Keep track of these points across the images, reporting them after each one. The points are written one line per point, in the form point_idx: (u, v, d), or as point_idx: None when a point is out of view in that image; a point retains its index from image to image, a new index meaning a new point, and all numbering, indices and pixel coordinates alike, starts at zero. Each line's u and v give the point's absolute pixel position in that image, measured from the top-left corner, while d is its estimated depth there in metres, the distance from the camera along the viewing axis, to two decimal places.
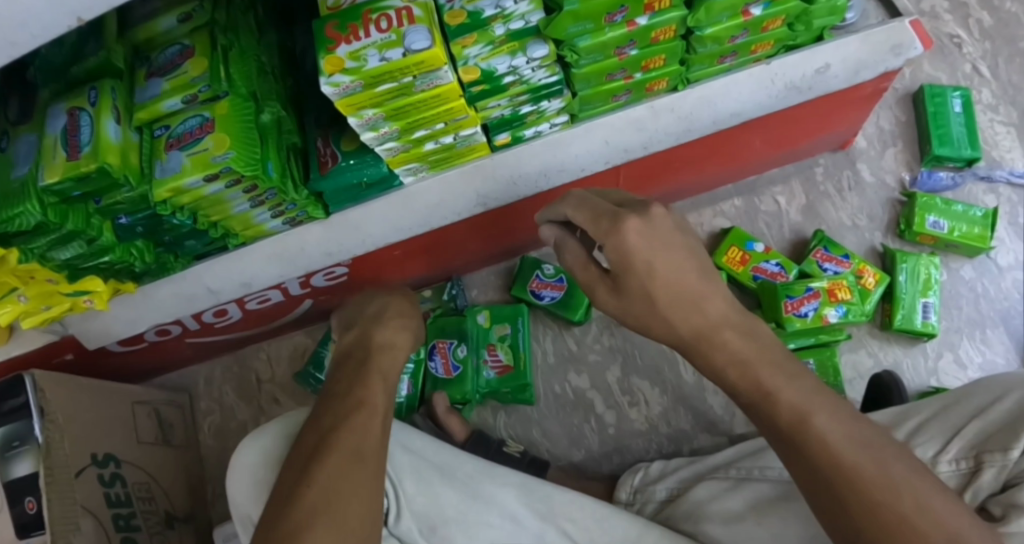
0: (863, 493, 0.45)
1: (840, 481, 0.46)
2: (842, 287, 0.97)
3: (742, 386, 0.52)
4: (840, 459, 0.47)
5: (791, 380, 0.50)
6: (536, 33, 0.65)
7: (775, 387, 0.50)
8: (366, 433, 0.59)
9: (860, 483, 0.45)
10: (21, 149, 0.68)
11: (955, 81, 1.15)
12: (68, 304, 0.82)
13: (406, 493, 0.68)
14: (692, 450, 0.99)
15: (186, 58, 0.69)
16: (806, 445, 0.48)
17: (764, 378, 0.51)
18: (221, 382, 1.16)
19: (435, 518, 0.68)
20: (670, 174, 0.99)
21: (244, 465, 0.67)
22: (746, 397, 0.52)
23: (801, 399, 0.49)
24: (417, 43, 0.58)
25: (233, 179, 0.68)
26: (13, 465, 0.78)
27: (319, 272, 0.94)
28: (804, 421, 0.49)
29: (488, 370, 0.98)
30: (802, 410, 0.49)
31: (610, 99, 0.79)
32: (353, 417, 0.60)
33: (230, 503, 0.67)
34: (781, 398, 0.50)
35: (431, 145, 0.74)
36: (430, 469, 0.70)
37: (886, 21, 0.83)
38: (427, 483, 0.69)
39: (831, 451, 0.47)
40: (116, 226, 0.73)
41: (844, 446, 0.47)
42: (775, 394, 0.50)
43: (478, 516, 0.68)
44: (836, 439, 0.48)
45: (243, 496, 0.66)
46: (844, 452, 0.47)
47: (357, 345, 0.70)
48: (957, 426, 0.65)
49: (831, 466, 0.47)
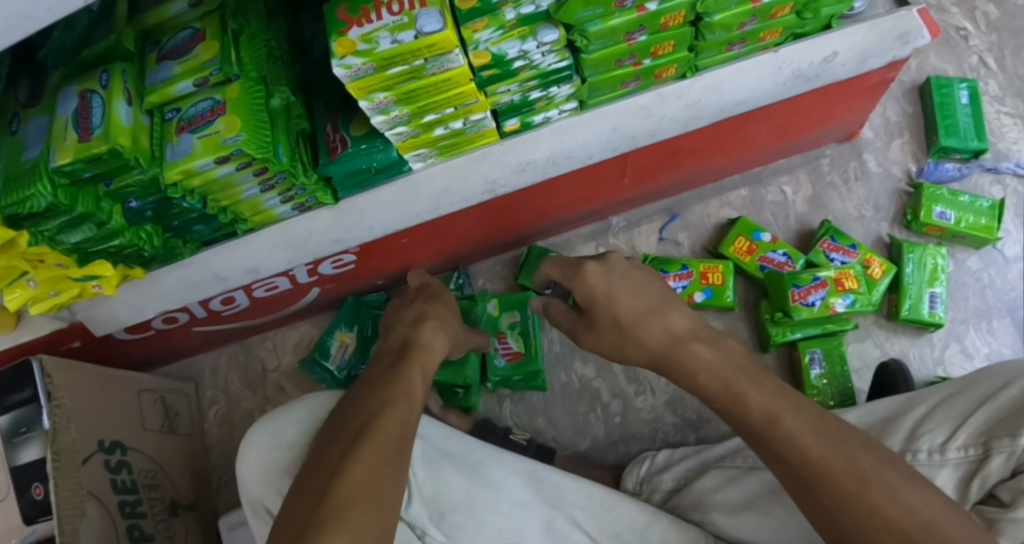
0: (834, 483, 0.48)
1: (814, 472, 0.49)
2: (849, 277, 0.96)
3: (716, 389, 0.57)
4: (811, 453, 0.50)
5: (757, 384, 0.56)
6: (546, 18, 0.66)
7: (742, 389, 0.56)
8: (406, 419, 0.60)
9: (831, 474, 0.48)
10: (31, 132, 0.68)
11: (961, 73, 1.16)
12: (76, 289, 0.82)
13: (417, 478, 0.68)
14: (699, 440, 0.99)
15: (197, 41, 0.69)
16: (778, 443, 0.52)
17: (733, 383, 0.56)
18: (226, 371, 1.16)
19: (444, 504, 0.68)
20: (677, 164, 0.99)
21: (255, 448, 0.68)
22: (720, 402, 0.57)
23: (769, 400, 0.54)
24: (429, 26, 0.59)
25: (244, 162, 0.68)
26: (22, 450, 0.80)
27: (326, 260, 0.95)
28: (774, 421, 0.53)
29: (499, 357, 0.98)
30: (772, 411, 0.53)
31: (618, 86, 0.79)
32: (394, 401, 0.60)
33: (242, 487, 0.68)
34: (749, 401, 0.55)
35: (441, 130, 0.74)
36: (440, 455, 0.70)
37: (893, 10, 0.83)
38: (437, 469, 0.69)
39: (802, 446, 0.50)
40: (125, 210, 0.74)
41: (814, 439, 0.50)
42: (743, 396, 0.55)
43: (488, 502, 0.68)
44: (806, 434, 0.51)
45: (254, 478, 0.67)
46: (813, 446, 0.50)
47: (398, 343, 0.71)
48: (966, 412, 0.65)
49: (804, 461, 0.50)
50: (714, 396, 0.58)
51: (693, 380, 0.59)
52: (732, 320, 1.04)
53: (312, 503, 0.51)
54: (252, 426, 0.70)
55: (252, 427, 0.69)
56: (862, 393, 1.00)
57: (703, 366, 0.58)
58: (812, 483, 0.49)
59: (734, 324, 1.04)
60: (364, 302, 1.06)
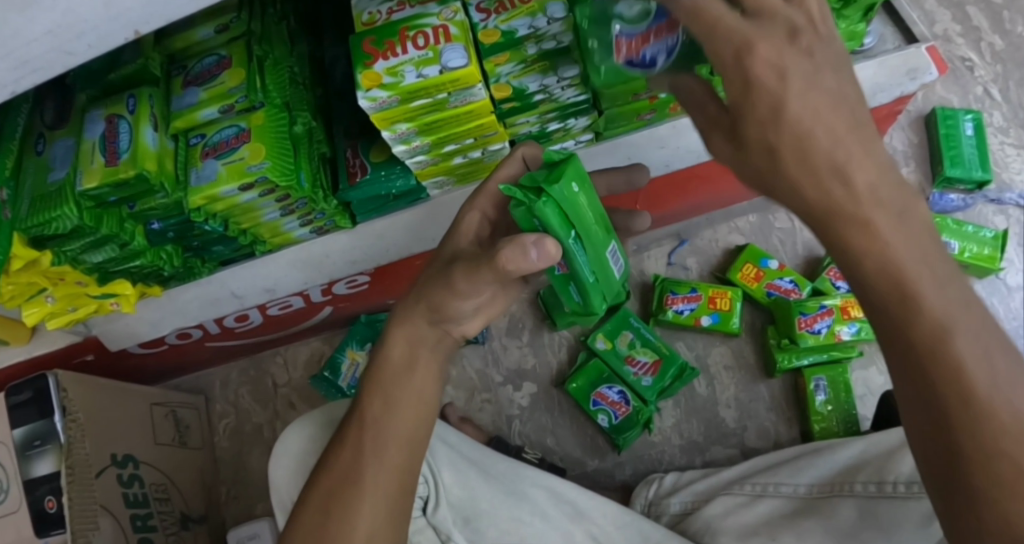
0: (989, 486, 0.28)
1: (973, 459, 0.29)
2: (854, 304, 0.98)
3: (875, 282, 0.30)
4: (983, 413, 0.29)
5: (941, 281, 0.29)
6: (567, 53, 0.67)
7: (918, 285, 0.29)
8: (360, 453, 0.52)
9: (989, 462, 0.29)
10: (57, 153, 0.68)
11: (966, 104, 1.18)
12: (94, 306, 0.83)
13: (444, 482, 0.69)
14: (705, 462, 1.00)
15: (223, 68, 0.71)
16: (949, 403, 0.29)
17: (902, 261, 0.29)
18: (237, 384, 1.17)
19: (469, 510, 0.69)
20: (688, 191, 1.01)
21: (288, 450, 0.68)
22: (866, 292, 0.31)
23: (948, 301, 0.29)
24: (454, 61, 0.61)
25: (268, 189, 0.70)
26: (36, 463, 0.80)
27: (342, 281, 0.96)
28: (943, 349, 0.29)
29: (643, 378, 0.97)
30: (950, 331, 0.29)
31: (634, 118, 0.81)
32: (346, 436, 0.53)
33: (270, 486, 0.68)
34: (923, 304, 0.29)
35: (459, 159, 0.76)
36: (465, 462, 0.71)
37: (902, 46, 0.84)
38: (464, 476, 0.70)
39: (973, 404, 0.29)
40: (147, 231, 0.75)
41: (992, 401, 0.29)
42: (916, 299, 0.29)
43: (511, 512, 0.69)
44: (982, 383, 0.29)
45: (285, 477, 0.68)
46: (995, 412, 0.29)
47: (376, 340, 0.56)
48: None
49: (966, 436, 0.29)
50: (860, 288, 0.31)
51: (841, 248, 0.31)
52: (739, 344, 1.05)
53: None
54: (289, 425, 0.70)
55: (290, 425, 0.69)
56: (867, 419, 1.01)
57: (886, 221, 0.29)
58: (964, 480, 0.29)
59: (741, 348, 1.05)
60: (376, 318, 1.07)
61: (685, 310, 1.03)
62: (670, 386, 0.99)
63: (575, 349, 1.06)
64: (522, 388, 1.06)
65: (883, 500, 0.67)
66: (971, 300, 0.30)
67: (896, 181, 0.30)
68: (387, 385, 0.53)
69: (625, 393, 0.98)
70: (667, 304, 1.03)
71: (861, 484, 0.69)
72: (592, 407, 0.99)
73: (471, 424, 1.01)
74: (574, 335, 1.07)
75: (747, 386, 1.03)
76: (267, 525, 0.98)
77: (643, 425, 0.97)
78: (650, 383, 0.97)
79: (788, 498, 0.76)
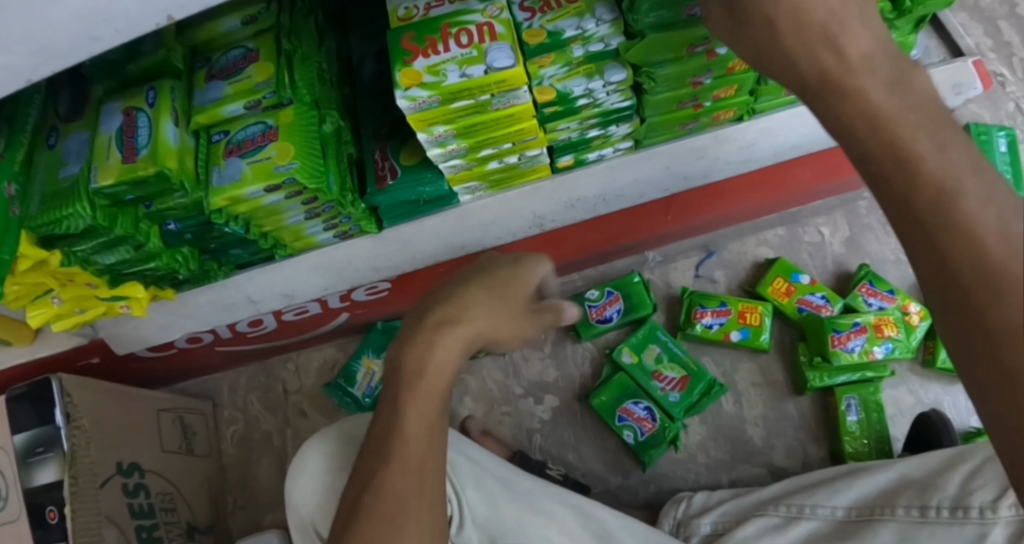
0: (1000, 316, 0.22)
1: None
2: (887, 323, 0.95)
3: (872, 152, 0.26)
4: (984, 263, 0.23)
5: (944, 144, 0.25)
6: (615, 57, 0.64)
7: (918, 149, 0.25)
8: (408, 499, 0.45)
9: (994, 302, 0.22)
10: (71, 147, 0.65)
11: (998, 120, 1.16)
12: (103, 307, 0.78)
13: (468, 501, 0.66)
14: (732, 481, 0.97)
15: (250, 62, 0.67)
16: None
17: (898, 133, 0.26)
18: (246, 390, 1.13)
19: (494, 529, 0.66)
20: (606, 231, 0.97)
21: (308, 469, 0.64)
22: (871, 167, 0.26)
23: (959, 166, 0.24)
24: (500, 62, 0.57)
25: (294, 191, 0.66)
26: (38, 471, 0.75)
27: (361, 288, 0.93)
28: (950, 212, 0.24)
29: (670, 394, 0.95)
30: (954, 189, 0.24)
31: (677, 126, 0.77)
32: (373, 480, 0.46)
33: (288, 507, 0.64)
34: (921, 165, 0.25)
35: (495, 164, 0.72)
36: (493, 480, 0.67)
37: (948, 60, 0.82)
38: (489, 493, 0.66)
39: (990, 276, 0.23)
40: (163, 231, 0.71)
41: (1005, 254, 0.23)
42: (915, 163, 0.25)
43: (539, 531, 0.66)
44: (1000, 251, 0.23)
45: (307, 500, 0.63)
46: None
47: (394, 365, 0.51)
48: None
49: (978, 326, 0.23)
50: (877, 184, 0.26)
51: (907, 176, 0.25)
52: (768, 361, 1.02)
53: None
54: (304, 444, 0.66)
55: (308, 442, 0.66)
56: (898, 440, 0.98)
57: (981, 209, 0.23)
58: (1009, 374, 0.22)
59: (770, 365, 1.02)
60: (392, 326, 1.02)
61: (713, 324, 1.00)
62: (698, 403, 0.96)
63: (599, 362, 1.03)
64: (543, 401, 1.03)
65: (925, 527, 0.64)
66: (983, 168, 0.24)
67: (909, 91, 0.27)
68: (422, 414, 0.48)
69: (651, 409, 0.94)
70: (696, 318, 1.00)
71: (902, 508, 0.66)
72: (618, 423, 0.95)
73: (491, 438, 0.98)
74: (598, 348, 1.04)
75: (775, 404, 1.00)
76: (276, 537, 0.94)
77: (669, 443, 0.94)
78: (678, 399, 0.94)
79: (824, 521, 0.72)
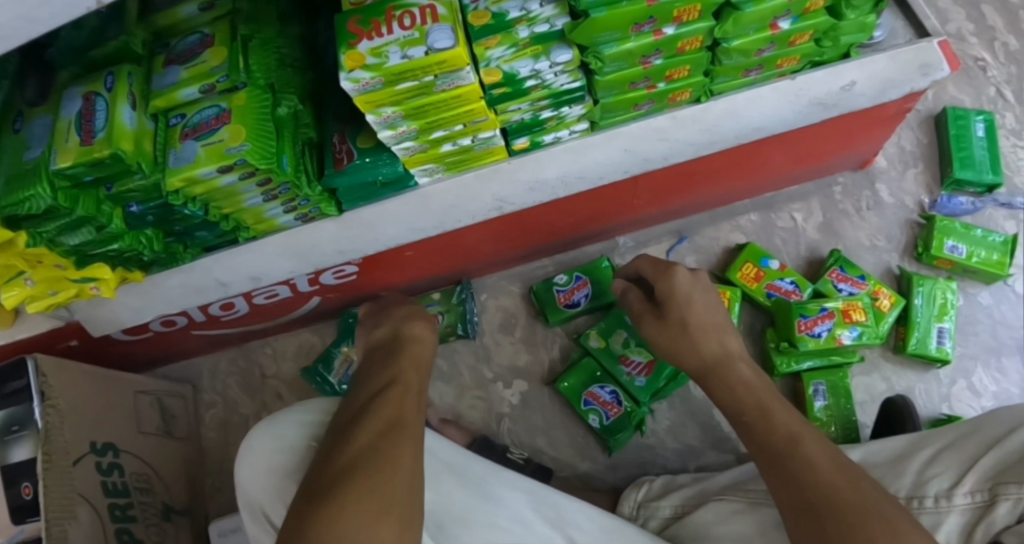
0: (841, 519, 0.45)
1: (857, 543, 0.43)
2: (856, 308, 0.94)
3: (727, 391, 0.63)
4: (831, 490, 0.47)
5: (788, 411, 0.58)
6: (561, 38, 0.64)
7: (773, 409, 0.58)
8: (407, 406, 0.57)
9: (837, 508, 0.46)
10: (34, 131, 0.66)
11: (978, 105, 1.14)
12: (74, 290, 0.81)
13: None
14: (699, 467, 0.97)
15: (206, 46, 0.68)
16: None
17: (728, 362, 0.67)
18: (225, 375, 1.15)
19: (442, 516, 0.65)
20: (574, 214, 0.96)
21: (257, 452, 0.65)
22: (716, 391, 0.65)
23: (796, 427, 0.55)
24: (440, 42, 0.57)
25: (248, 172, 0.67)
26: (12, 449, 0.78)
27: (329, 270, 0.94)
28: (794, 444, 0.53)
29: (635, 378, 0.95)
30: (799, 437, 0.54)
31: (632, 108, 0.78)
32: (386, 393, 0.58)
33: (239, 492, 0.65)
34: (777, 421, 0.57)
35: (448, 146, 0.73)
36: (441, 467, 0.68)
37: (914, 41, 0.81)
38: (437, 480, 0.67)
39: (837, 496, 0.47)
40: (127, 214, 0.73)
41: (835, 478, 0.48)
42: (772, 413, 0.57)
43: (488, 517, 0.66)
44: (841, 483, 0.48)
45: (253, 484, 0.64)
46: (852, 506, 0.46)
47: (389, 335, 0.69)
48: (973, 458, 0.58)
49: (841, 520, 0.45)
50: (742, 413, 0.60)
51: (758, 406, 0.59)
52: None
53: (310, 496, 0.48)
54: (254, 429, 0.67)
55: (256, 428, 0.67)
56: (867, 427, 0.98)
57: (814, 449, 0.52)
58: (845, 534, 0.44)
59: None
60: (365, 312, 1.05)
61: None
62: (665, 387, 0.96)
63: (569, 347, 1.04)
64: (513, 385, 1.04)
65: None
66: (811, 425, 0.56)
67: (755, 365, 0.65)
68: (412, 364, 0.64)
69: (617, 393, 0.95)
70: None
71: None
72: (583, 406, 0.96)
73: (452, 426, 0.98)
74: (568, 333, 1.05)
75: None
76: None
77: (635, 427, 0.95)
78: (644, 384, 0.94)
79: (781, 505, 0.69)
